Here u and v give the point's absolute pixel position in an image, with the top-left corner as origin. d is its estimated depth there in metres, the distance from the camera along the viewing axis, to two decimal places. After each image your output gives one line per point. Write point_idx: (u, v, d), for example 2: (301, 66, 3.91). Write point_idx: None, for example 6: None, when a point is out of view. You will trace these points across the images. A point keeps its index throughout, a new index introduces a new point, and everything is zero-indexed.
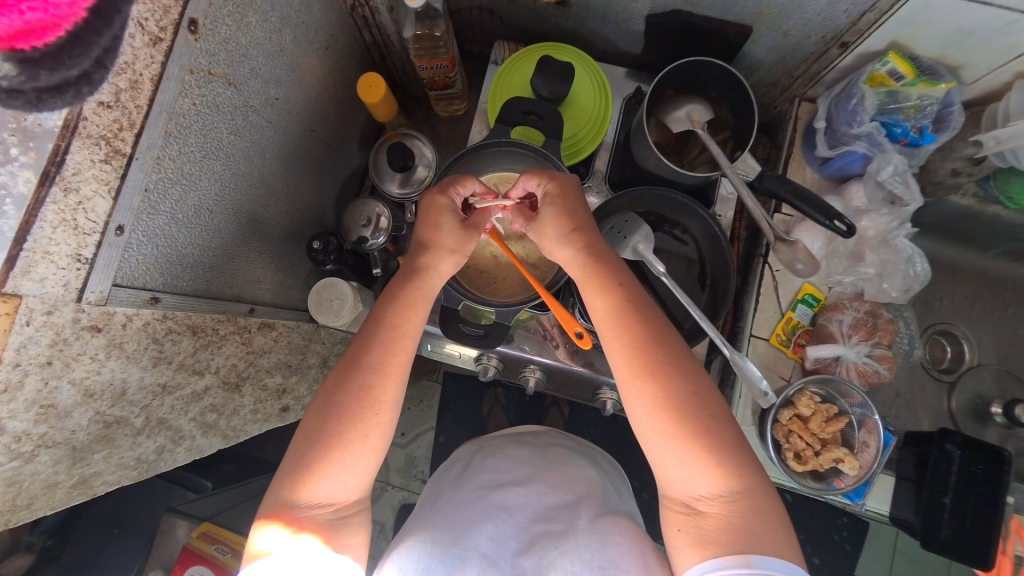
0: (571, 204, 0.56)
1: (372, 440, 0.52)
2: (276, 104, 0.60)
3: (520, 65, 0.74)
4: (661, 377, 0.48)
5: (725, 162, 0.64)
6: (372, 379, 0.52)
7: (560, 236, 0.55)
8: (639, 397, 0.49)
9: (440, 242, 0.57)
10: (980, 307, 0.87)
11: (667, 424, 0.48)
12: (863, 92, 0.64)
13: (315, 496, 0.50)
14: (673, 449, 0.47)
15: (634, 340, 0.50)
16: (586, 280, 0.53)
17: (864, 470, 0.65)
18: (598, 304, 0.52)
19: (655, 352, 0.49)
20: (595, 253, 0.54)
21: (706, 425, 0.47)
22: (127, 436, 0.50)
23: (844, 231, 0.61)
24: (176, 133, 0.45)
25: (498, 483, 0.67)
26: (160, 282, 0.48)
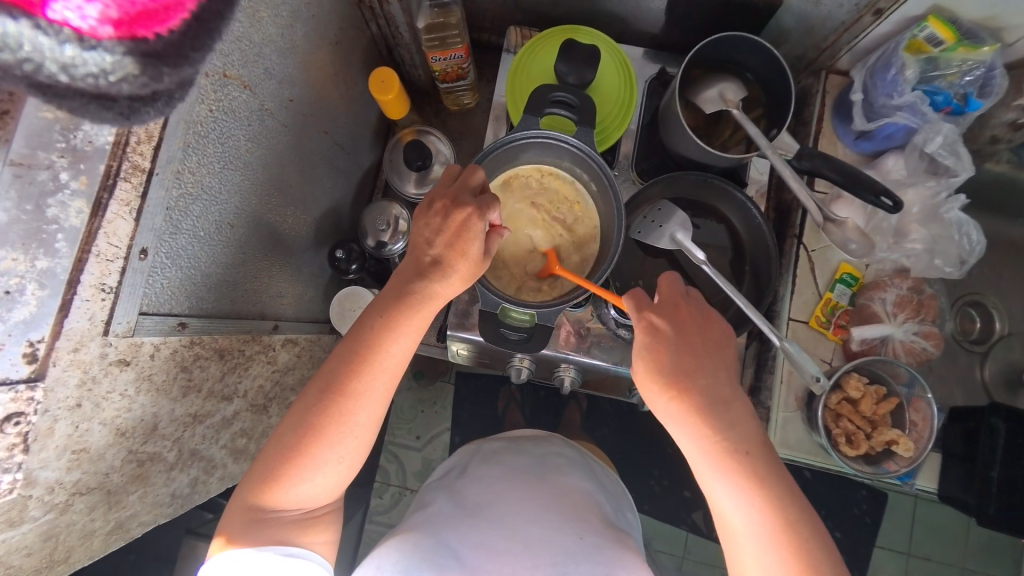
0: (680, 349, 0.50)
1: (332, 458, 0.48)
2: (291, 106, 0.56)
3: (541, 52, 0.70)
4: (775, 510, 0.43)
5: (764, 142, 0.61)
6: (346, 397, 0.48)
7: (662, 393, 0.49)
8: (750, 524, 0.44)
9: (450, 258, 0.50)
10: (1008, 276, 0.85)
11: (776, 557, 0.43)
12: (903, 61, 0.61)
13: (285, 503, 0.48)
14: (771, 574, 0.43)
15: (749, 469, 0.45)
16: (700, 428, 0.47)
17: (918, 451, 0.63)
18: (720, 477, 0.45)
19: (773, 497, 0.44)
20: (705, 350, 0.50)
21: (813, 559, 0.42)
22: (162, 472, 0.47)
23: (891, 207, 0.59)
24: (194, 144, 0.41)
25: (491, 496, 0.63)
26: (187, 306, 0.44)
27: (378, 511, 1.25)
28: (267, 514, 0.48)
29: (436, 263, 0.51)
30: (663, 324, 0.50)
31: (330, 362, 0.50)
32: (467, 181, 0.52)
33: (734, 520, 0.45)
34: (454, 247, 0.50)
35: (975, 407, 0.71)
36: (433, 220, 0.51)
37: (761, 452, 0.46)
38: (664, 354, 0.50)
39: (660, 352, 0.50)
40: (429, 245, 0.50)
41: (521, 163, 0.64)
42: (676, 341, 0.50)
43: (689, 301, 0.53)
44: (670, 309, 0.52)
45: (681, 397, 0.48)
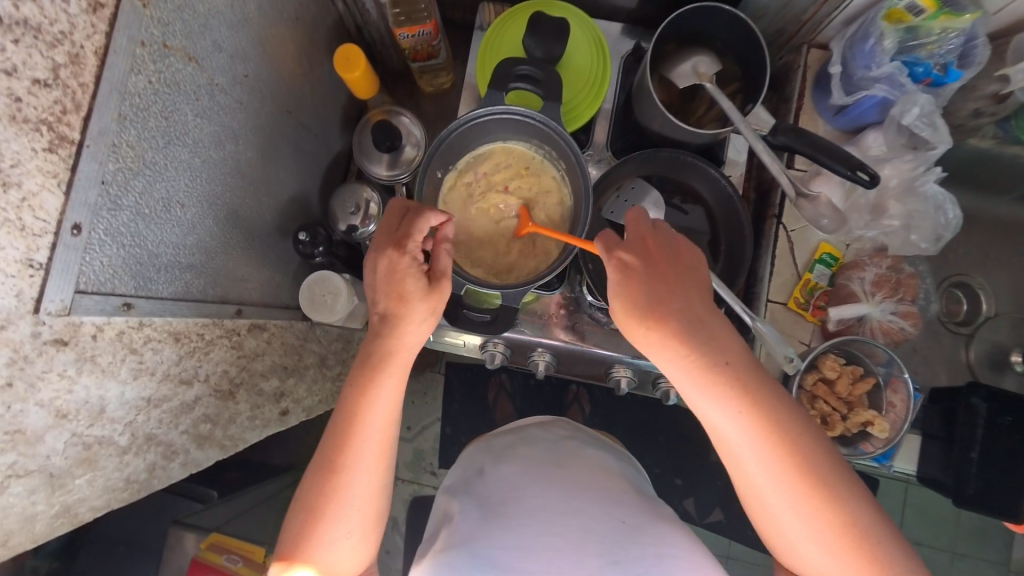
0: (654, 282, 0.50)
1: (346, 528, 0.50)
2: (246, 82, 0.55)
3: (510, 28, 0.69)
4: (797, 451, 0.44)
5: (737, 116, 0.59)
6: (347, 507, 0.50)
7: (642, 325, 0.49)
8: (753, 444, 0.45)
9: (407, 292, 0.50)
10: (996, 256, 0.84)
11: (790, 490, 0.44)
12: (881, 29, 0.59)
13: (331, 533, 0.50)
14: (797, 515, 0.44)
15: (742, 388, 0.45)
16: (681, 355, 0.47)
17: (893, 432, 0.63)
18: (706, 396, 0.47)
19: (789, 430, 0.45)
20: (678, 267, 0.51)
21: (841, 491, 0.43)
22: (113, 456, 0.46)
23: (867, 182, 0.57)
24: (131, 117, 0.40)
25: (512, 491, 0.60)
26: (133, 287, 0.43)
27: None
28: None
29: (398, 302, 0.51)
30: (635, 262, 0.50)
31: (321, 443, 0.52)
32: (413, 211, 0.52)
33: (738, 450, 0.46)
34: (396, 286, 0.50)
35: (954, 387, 0.70)
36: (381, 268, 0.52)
37: (753, 374, 0.46)
38: (639, 287, 0.50)
39: (633, 290, 0.50)
40: (373, 302, 0.52)
41: (489, 141, 0.62)
42: (650, 275, 0.50)
43: (654, 231, 0.53)
44: (637, 242, 0.52)
45: (658, 328, 0.48)
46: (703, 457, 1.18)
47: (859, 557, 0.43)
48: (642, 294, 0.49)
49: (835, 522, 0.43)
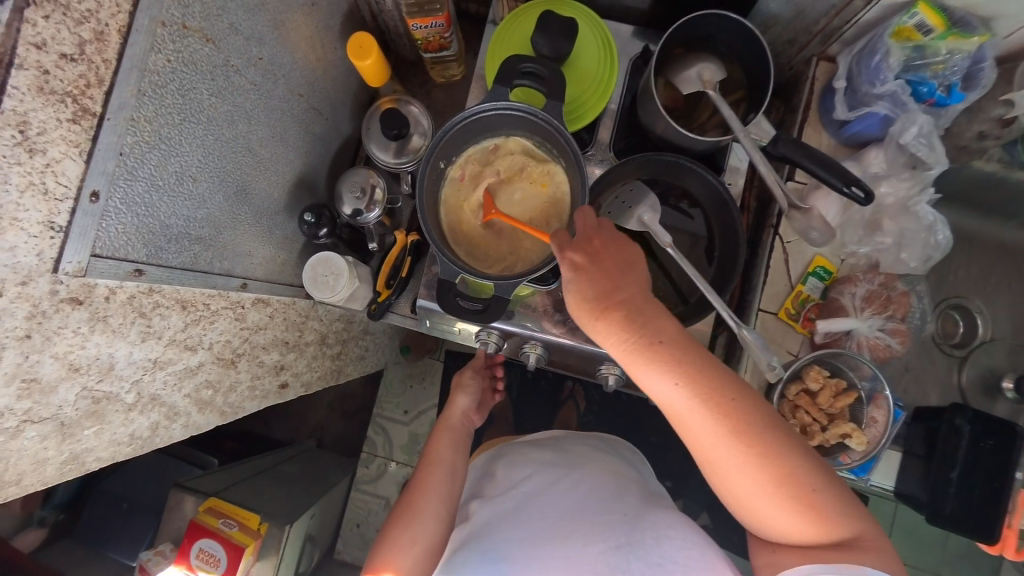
0: (599, 273, 0.49)
1: (432, 510, 0.67)
2: (260, 64, 0.59)
3: (520, 23, 0.71)
4: (734, 413, 0.45)
5: (737, 125, 0.60)
6: (430, 497, 0.68)
7: (591, 314, 0.49)
8: (703, 426, 0.46)
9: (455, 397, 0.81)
10: (995, 281, 0.84)
11: (732, 450, 0.45)
12: (888, 46, 0.61)
13: (406, 547, 0.63)
14: (746, 481, 0.46)
15: (688, 371, 0.46)
16: (622, 337, 0.48)
17: (872, 446, 0.64)
18: (648, 370, 0.47)
19: (724, 395, 0.46)
20: (620, 249, 0.51)
21: (779, 448, 0.45)
22: (119, 412, 0.50)
23: (862, 198, 0.59)
24: (149, 93, 0.43)
25: (530, 492, 0.69)
26: (145, 254, 0.46)
27: (362, 480, 1.28)
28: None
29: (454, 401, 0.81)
30: (582, 259, 0.49)
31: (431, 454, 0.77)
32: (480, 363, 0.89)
33: (683, 416, 0.47)
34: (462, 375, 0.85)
35: (939, 407, 0.70)
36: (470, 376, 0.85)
37: (689, 347, 0.48)
38: (588, 282, 0.49)
39: (584, 282, 0.49)
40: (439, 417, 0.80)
41: (487, 141, 0.65)
42: (596, 268, 0.49)
43: (601, 230, 0.52)
44: (584, 240, 0.50)
45: (608, 316, 0.49)
46: (692, 461, 1.19)
47: (800, 508, 0.45)
48: (590, 282, 0.49)
49: (775, 479, 0.45)
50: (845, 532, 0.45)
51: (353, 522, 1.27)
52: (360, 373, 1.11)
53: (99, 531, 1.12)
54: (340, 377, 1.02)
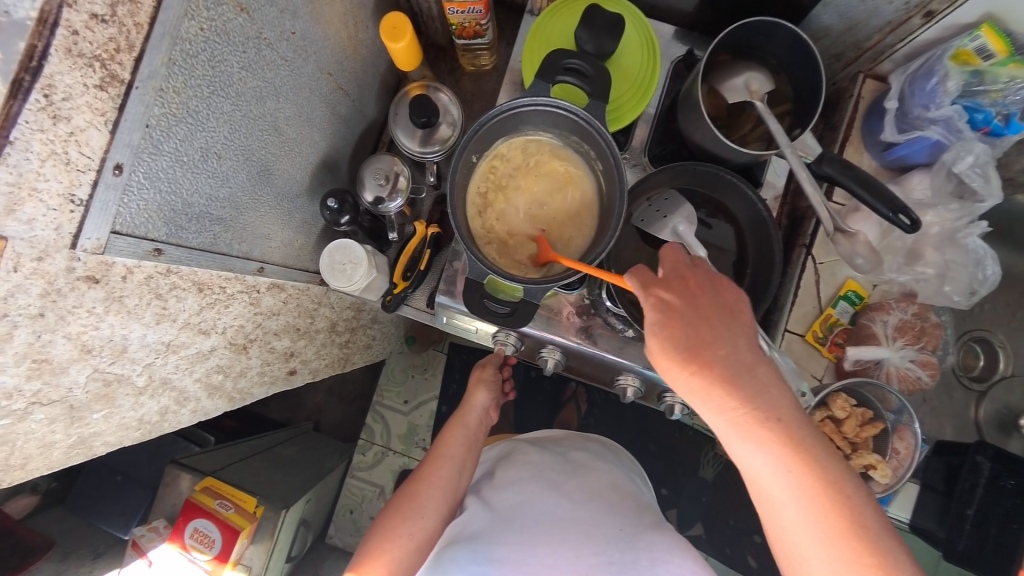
0: (694, 321, 0.48)
1: (432, 504, 0.65)
2: (292, 39, 0.56)
3: (562, 16, 0.69)
4: (817, 471, 0.43)
5: (783, 140, 0.58)
6: (433, 493, 0.66)
7: (680, 370, 0.47)
8: (764, 453, 0.44)
9: (478, 389, 0.78)
10: (1020, 316, 0.82)
11: (809, 504, 0.43)
12: (947, 70, 0.58)
13: (403, 538, 0.61)
14: (827, 562, 0.42)
15: (788, 436, 0.44)
16: (725, 402, 0.45)
17: (895, 478, 0.63)
18: (737, 435, 0.45)
19: (804, 441, 0.44)
20: (724, 303, 0.49)
21: (849, 498, 0.42)
22: (129, 395, 0.48)
23: (908, 226, 0.56)
24: (180, 62, 0.40)
25: (525, 494, 0.68)
26: (165, 233, 0.43)
27: (358, 467, 1.27)
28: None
29: (474, 393, 0.78)
30: (672, 298, 0.49)
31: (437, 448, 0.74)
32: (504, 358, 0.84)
33: (771, 493, 0.44)
34: (482, 369, 0.80)
35: (961, 443, 0.69)
36: (493, 374, 0.81)
37: (803, 424, 0.45)
38: (678, 329, 0.48)
39: (674, 328, 0.48)
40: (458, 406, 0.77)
41: (557, 134, 0.61)
42: (690, 312, 0.49)
43: (695, 269, 0.52)
44: (677, 281, 0.51)
45: (701, 371, 0.46)
46: (692, 471, 1.18)
47: (865, 568, 0.41)
48: (667, 319, 0.49)
49: (837, 520, 0.42)
50: None
51: (347, 507, 1.26)
52: (365, 362, 1.09)
53: (91, 501, 1.11)
54: (345, 365, 1.01)
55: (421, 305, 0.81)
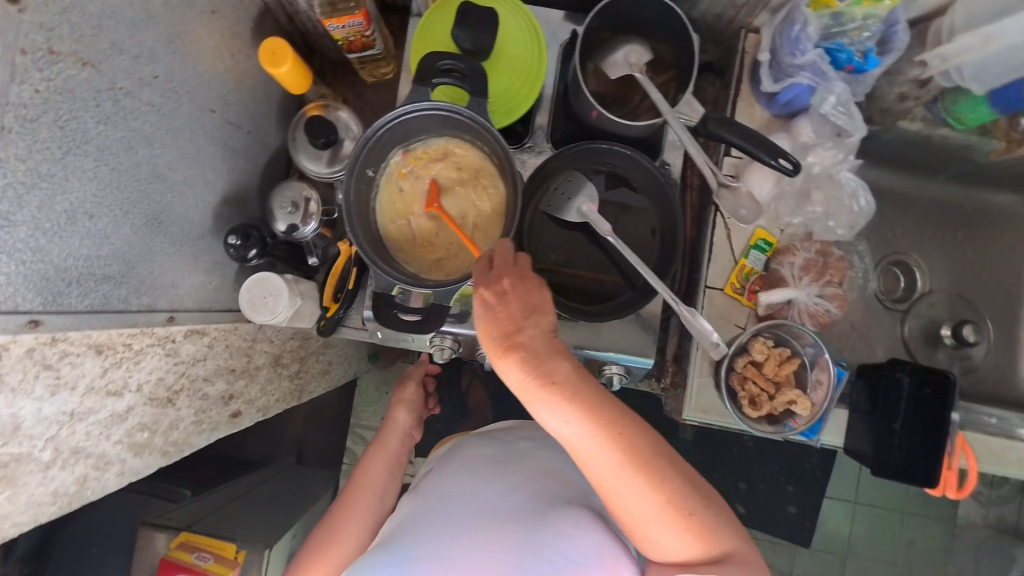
0: (510, 305, 0.50)
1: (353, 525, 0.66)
2: (157, 84, 0.55)
3: (444, 14, 0.69)
4: (628, 450, 0.45)
5: (666, 108, 0.60)
6: (359, 504, 0.68)
7: (497, 350, 0.49)
8: (590, 444, 0.45)
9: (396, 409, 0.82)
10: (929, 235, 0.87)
11: (629, 480, 0.44)
12: (806, 15, 0.62)
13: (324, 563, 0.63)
14: (631, 495, 0.44)
15: (586, 405, 0.45)
16: (545, 398, 0.47)
17: (817, 409, 0.66)
18: (546, 410, 0.47)
19: (615, 419, 0.46)
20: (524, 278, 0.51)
21: (661, 475, 0.44)
22: (34, 471, 0.47)
23: (790, 170, 0.60)
24: (17, 128, 0.40)
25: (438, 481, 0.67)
26: (40, 303, 0.43)
27: None
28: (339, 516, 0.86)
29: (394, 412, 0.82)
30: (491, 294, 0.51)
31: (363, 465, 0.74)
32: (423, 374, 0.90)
33: (582, 456, 0.46)
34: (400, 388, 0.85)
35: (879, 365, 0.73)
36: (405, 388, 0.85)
37: (613, 403, 0.46)
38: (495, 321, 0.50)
39: (493, 316, 0.50)
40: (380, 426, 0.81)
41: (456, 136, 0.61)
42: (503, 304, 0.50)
43: (515, 267, 0.52)
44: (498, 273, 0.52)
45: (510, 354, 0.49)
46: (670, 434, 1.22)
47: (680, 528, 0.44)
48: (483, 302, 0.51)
49: (659, 498, 0.44)
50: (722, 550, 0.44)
51: None
52: (326, 388, 1.09)
53: (75, 573, 1.10)
54: (303, 395, 1.00)
55: (357, 325, 0.77)
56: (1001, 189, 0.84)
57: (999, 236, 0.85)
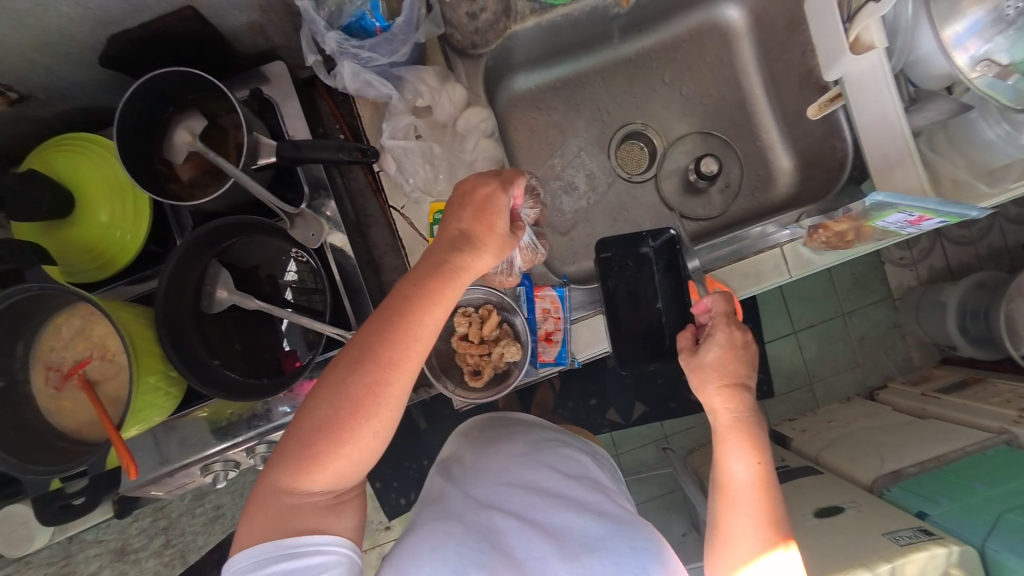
0: (740, 353, 0.73)
1: (410, 379, 0.59)
2: None
3: None
4: (769, 487, 0.68)
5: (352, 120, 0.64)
6: (754, 497, 0.67)
7: (717, 379, 0.72)
8: (745, 454, 0.69)
9: (477, 236, 0.64)
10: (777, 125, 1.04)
11: (759, 499, 0.67)
12: None
13: (318, 484, 0.58)
14: (749, 513, 0.67)
15: (752, 436, 0.70)
16: (755, 427, 0.71)
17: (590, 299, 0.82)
18: (737, 445, 0.70)
19: (769, 469, 0.69)
20: (736, 350, 0.73)
21: (776, 497, 0.68)
22: None
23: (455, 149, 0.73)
24: None
25: (514, 453, 0.81)
26: None
27: None
28: (297, 494, 0.58)
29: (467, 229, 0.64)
30: (734, 333, 0.74)
31: (327, 378, 0.59)
32: (502, 176, 0.68)
33: (740, 483, 0.69)
34: (485, 225, 0.64)
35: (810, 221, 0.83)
36: (460, 211, 0.65)
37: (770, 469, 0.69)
38: (731, 354, 0.73)
39: (730, 353, 0.73)
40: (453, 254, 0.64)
41: None
42: (740, 347, 0.74)
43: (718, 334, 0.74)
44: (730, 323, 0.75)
45: (727, 382, 0.72)
46: None
47: (763, 512, 0.67)
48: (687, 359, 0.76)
49: (767, 487, 0.68)
50: (784, 535, 0.66)
51: None
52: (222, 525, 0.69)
53: None
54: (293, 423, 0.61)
55: None
56: (682, 19, 1.04)
57: (696, 60, 1.06)
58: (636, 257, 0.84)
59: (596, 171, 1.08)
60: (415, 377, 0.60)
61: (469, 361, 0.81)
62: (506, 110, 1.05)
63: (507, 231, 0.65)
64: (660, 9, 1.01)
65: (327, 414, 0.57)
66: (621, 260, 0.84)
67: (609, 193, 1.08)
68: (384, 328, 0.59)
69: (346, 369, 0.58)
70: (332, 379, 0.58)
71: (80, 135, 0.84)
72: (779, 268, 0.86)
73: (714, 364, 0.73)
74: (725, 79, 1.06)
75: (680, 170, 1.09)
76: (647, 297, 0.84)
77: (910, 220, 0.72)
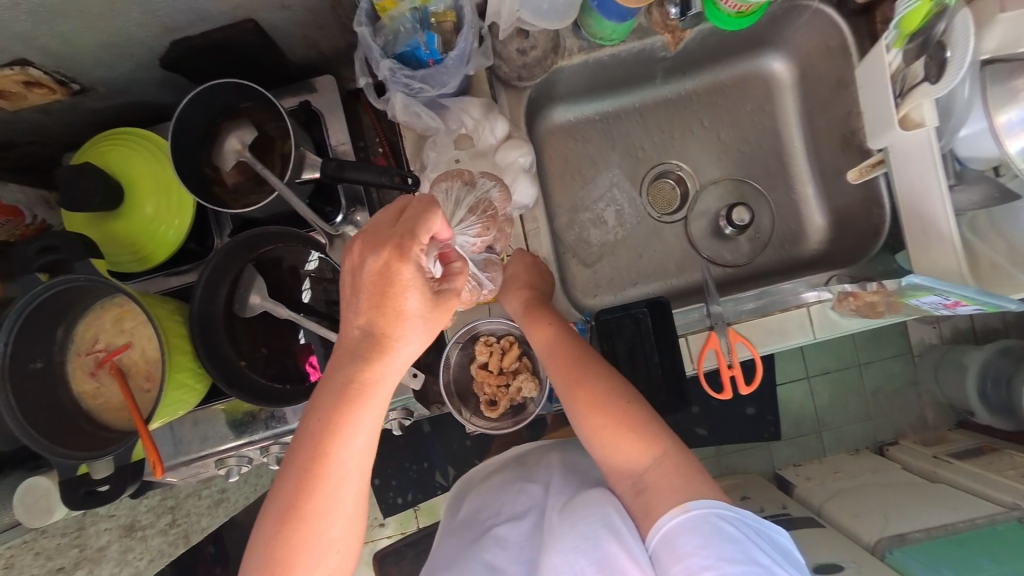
0: (572, 344, 0.76)
1: (341, 499, 0.57)
2: None
3: None
4: (645, 445, 0.68)
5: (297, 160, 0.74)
6: (633, 462, 0.68)
7: (553, 372, 0.75)
8: (605, 431, 0.70)
9: (382, 334, 0.56)
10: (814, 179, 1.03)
11: (641, 465, 0.68)
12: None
13: None
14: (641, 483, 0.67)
15: (603, 407, 0.70)
16: (615, 396, 0.71)
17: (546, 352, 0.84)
18: (596, 426, 0.71)
19: (641, 425, 0.70)
20: (560, 341, 0.77)
21: (659, 445, 0.68)
22: None
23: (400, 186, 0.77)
24: None
25: (506, 486, 0.91)
26: None
27: None
28: None
29: (369, 327, 0.57)
30: (557, 326, 0.78)
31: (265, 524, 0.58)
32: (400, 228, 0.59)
33: (615, 460, 0.70)
34: (385, 315, 0.56)
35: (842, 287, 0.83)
36: (357, 298, 0.57)
37: (643, 425, 0.69)
38: (568, 344, 0.76)
39: (562, 346, 0.76)
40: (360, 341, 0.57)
41: None
42: (568, 337, 0.77)
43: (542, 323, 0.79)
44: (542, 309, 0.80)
45: (568, 373, 0.74)
46: None
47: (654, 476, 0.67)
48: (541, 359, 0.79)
49: (643, 447, 0.68)
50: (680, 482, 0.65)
51: None
52: None
53: None
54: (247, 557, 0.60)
55: None
56: (727, 66, 1.04)
57: (737, 107, 1.06)
58: (632, 316, 0.87)
59: (626, 206, 1.09)
60: (348, 492, 0.58)
61: (486, 391, 0.83)
62: (543, 138, 1.06)
63: (418, 309, 0.57)
64: (706, 54, 1.01)
65: (268, 550, 0.57)
66: (618, 321, 0.87)
67: (637, 231, 1.09)
68: (301, 466, 0.56)
69: (277, 506, 0.57)
70: (266, 518, 0.57)
71: (132, 130, 0.88)
72: (803, 328, 0.86)
73: (518, 300, 0.82)
74: (764, 128, 1.06)
75: (711, 213, 1.08)
76: (645, 353, 0.86)
77: (945, 303, 0.72)
